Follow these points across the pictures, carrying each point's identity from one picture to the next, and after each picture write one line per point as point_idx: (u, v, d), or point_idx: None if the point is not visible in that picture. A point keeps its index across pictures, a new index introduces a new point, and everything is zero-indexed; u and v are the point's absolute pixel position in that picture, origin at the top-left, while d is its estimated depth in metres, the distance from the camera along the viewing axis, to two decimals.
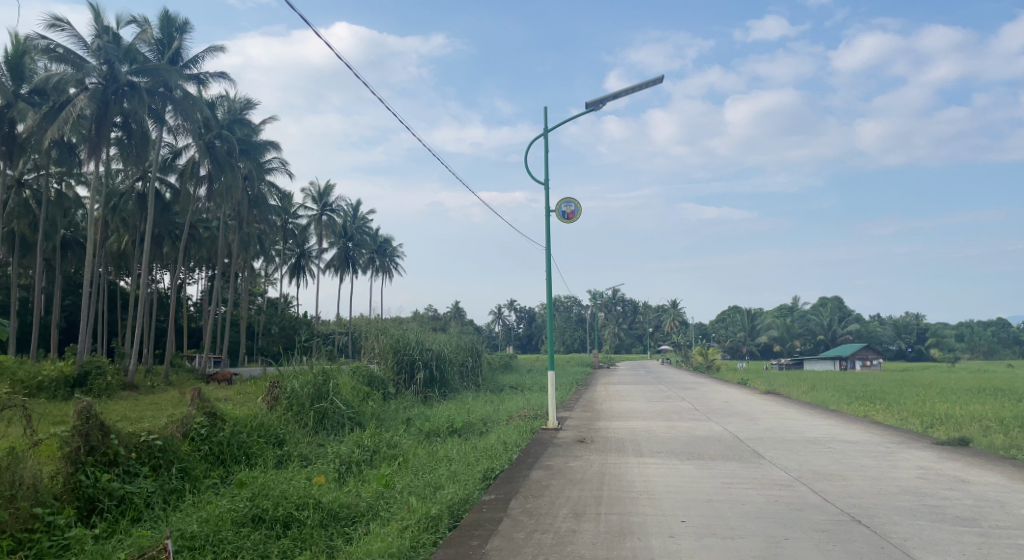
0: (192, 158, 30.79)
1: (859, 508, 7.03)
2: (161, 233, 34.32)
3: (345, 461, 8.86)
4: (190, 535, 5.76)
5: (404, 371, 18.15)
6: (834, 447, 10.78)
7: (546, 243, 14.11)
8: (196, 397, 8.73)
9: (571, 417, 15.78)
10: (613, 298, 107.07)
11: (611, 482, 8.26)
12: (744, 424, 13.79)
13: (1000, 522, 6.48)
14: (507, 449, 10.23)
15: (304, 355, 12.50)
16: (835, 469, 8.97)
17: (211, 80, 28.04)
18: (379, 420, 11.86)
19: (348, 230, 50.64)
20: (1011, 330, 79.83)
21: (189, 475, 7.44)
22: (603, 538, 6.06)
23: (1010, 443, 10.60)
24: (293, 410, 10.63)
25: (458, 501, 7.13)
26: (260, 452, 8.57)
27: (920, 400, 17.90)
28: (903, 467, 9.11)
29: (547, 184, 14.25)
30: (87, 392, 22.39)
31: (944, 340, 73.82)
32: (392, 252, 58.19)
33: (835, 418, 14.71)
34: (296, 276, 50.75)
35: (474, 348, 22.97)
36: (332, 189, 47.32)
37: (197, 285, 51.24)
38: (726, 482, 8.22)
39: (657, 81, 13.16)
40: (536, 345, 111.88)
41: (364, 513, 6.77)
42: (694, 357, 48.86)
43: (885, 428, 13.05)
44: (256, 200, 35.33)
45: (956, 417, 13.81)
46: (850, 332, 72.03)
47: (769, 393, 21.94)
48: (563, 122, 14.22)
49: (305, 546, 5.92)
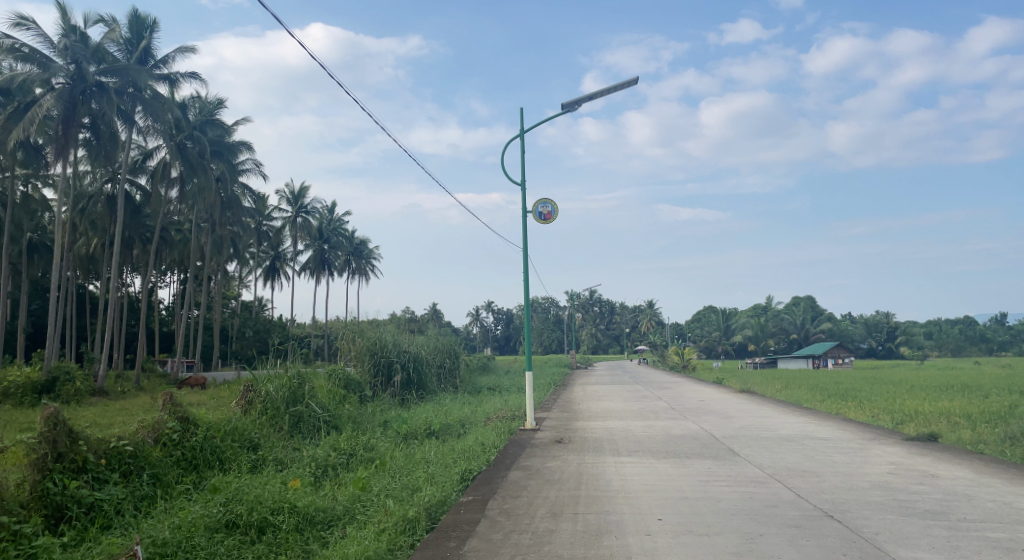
0: (162, 159, 30.23)
1: (832, 504, 7.12)
2: (130, 235, 33.72)
3: (321, 464, 8.80)
4: (162, 542, 5.66)
5: (380, 373, 18.01)
6: (807, 444, 10.94)
7: (523, 244, 14.14)
8: (167, 402, 8.56)
9: (548, 418, 15.82)
10: (590, 299, 107.86)
11: (588, 482, 8.29)
12: (719, 423, 13.94)
13: (967, 515, 6.63)
14: (485, 451, 10.23)
15: (279, 357, 12.39)
16: (807, 466, 9.09)
17: (182, 80, 27.65)
18: (356, 423, 11.77)
19: (323, 232, 50.25)
20: (977, 327, 81.74)
21: (161, 482, 7.32)
22: (581, 537, 6.08)
23: (977, 439, 10.82)
24: (267, 414, 10.53)
25: (436, 503, 7.10)
26: (234, 457, 8.45)
27: (890, 398, 18.17)
28: (874, 463, 9.29)
29: (524, 185, 14.35)
30: (55, 399, 21.93)
31: (913, 338, 75.15)
32: (369, 254, 57.80)
33: (809, 416, 14.90)
34: (270, 279, 50.24)
35: (451, 350, 22.88)
36: (307, 191, 47.14)
37: (169, 288, 50.34)
38: (702, 480, 8.30)
39: (631, 83, 13.36)
40: (514, 346, 112.15)
41: (340, 517, 6.72)
42: (670, 358, 49.27)
43: (856, 425, 13.27)
44: (229, 202, 34.86)
45: (925, 413, 14.10)
46: (822, 330, 73.10)
47: (743, 392, 22.10)
48: (539, 123, 14.31)
49: (280, 551, 5.87)
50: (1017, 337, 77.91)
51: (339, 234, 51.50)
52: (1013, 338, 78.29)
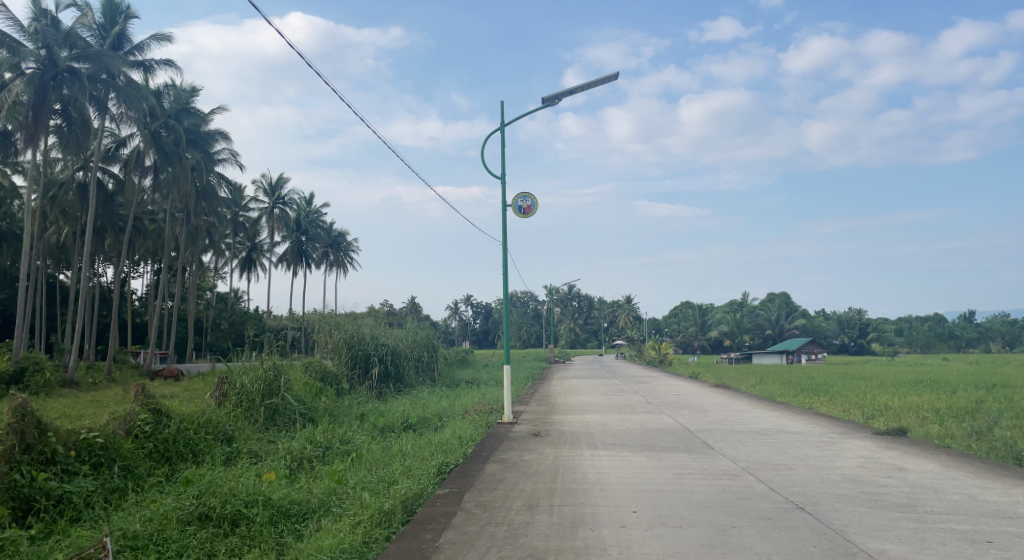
0: (136, 148, 29.67)
1: (802, 496, 7.25)
2: (103, 225, 33.13)
3: (296, 457, 8.74)
4: (132, 535, 5.60)
5: (358, 366, 17.92)
6: (780, 438, 11.11)
7: (502, 237, 14.17)
8: (139, 393, 8.45)
9: (526, 411, 15.86)
10: (569, 293, 108.40)
11: (565, 475, 8.33)
12: (694, 417, 14.09)
13: (935, 508, 6.79)
14: (462, 444, 10.23)
15: (254, 349, 12.29)
16: (779, 459, 9.24)
17: (157, 68, 27.17)
18: (333, 416, 11.70)
19: (301, 224, 49.79)
20: (946, 325, 83.50)
21: (133, 474, 7.22)
22: (556, 529, 6.12)
23: (944, 433, 11.08)
24: (242, 406, 10.40)
25: (412, 496, 7.09)
26: (207, 449, 8.36)
27: (861, 393, 18.53)
28: (844, 456, 9.47)
29: (504, 179, 14.39)
30: (23, 390, 21.50)
31: (884, 335, 76.44)
32: (346, 246, 57.33)
33: (782, 411, 15.12)
34: (246, 270, 49.70)
35: (430, 344, 22.84)
36: (284, 181, 46.76)
37: (142, 279, 49.55)
38: (677, 473, 8.39)
39: (610, 79, 13.43)
40: (492, 340, 112.18)
41: (315, 510, 6.67)
42: (648, 352, 49.69)
43: (827, 419, 13.51)
44: (205, 191, 34.35)
45: (895, 408, 14.42)
46: (796, 326, 74.06)
47: (719, 388, 22.33)
48: (519, 117, 14.32)
49: (253, 544, 5.82)
50: (985, 333, 79.58)
51: (317, 226, 51.04)
52: (981, 334, 79.91)
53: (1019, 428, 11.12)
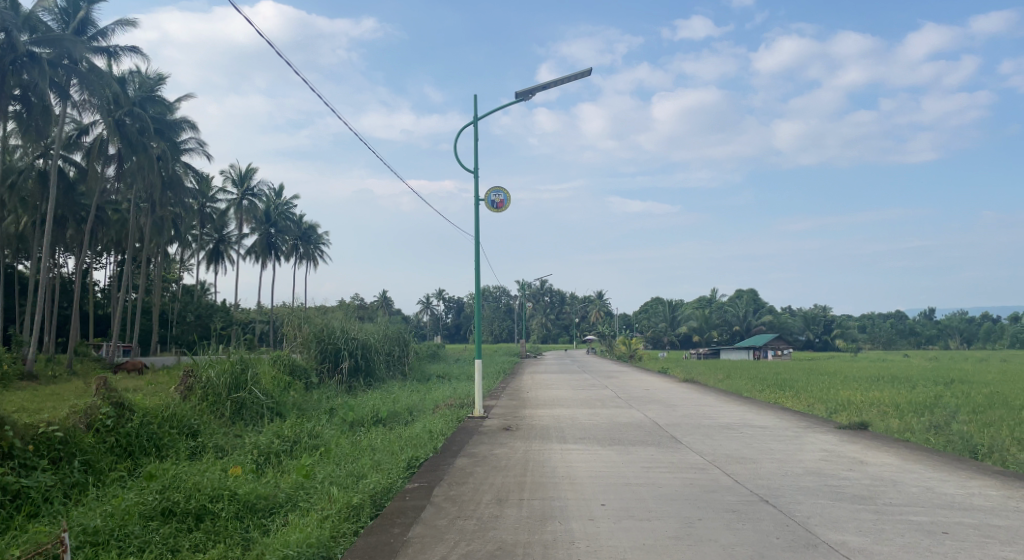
0: (99, 136, 28.95)
1: (767, 488, 7.38)
2: (64, 214, 32.30)
3: (263, 452, 8.62)
4: (93, 531, 5.49)
5: (328, 360, 17.74)
6: (746, 432, 11.29)
7: (474, 232, 14.14)
8: (100, 388, 8.28)
9: (497, 405, 15.89)
10: (541, 289, 108.89)
11: (535, 468, 8.38)
12: (663, 411, 14.24)
13: (894, 500, 6.98)
14: (432, 438, 10.21)
15: (220, 342, 12.06)
16: (745, 453, 9.39)
17: (122, 54, 26.49)
18: (301, 410, 11.58)
19: (270, 215, 49.05)
20: (907, 322, 85.62)
21: (93, 469, 7.06)
22: (525, 523, 6.15)
23: (904, 428, 11.37)
24: (208, 401, 10.22)
25: (381, 490, 7.06)
26: (172, 444, 8.21)
27: (824, 388, 18.88)
28: (808, 450, 9.67)
29: (477, 173, 14.36)
30: None
31: (848, 331, 78.19)
32: (317, 239, 56.63)
33: (749, 405, 15.36)
34: (213, 263, 48.85)
35: (401, 338, 22.75)
36: (253, 173, 46.08)
37: (106, 270, 48.44)
38: (644, 467, 8.49)
39: (583, 75, 13.46)
40: (464, 335, 112.11)
41: (282, 505, 6.60)
42: (618, 347, 50.11)
43: (792, 414, 13.78)
44: (171, 181, 33.64)
45: (857, 403, 14.77)
46: (763, 322, 75.27)
47: (686, 383, 22.59)
48: (493, 110, 14.27)
49: (218, 539, 5.74)
50: (944, 330, 81.82)
51: (287, 218, 50.33)
52: (940, 331, 82.10)
53: (975, 423, 11.47)
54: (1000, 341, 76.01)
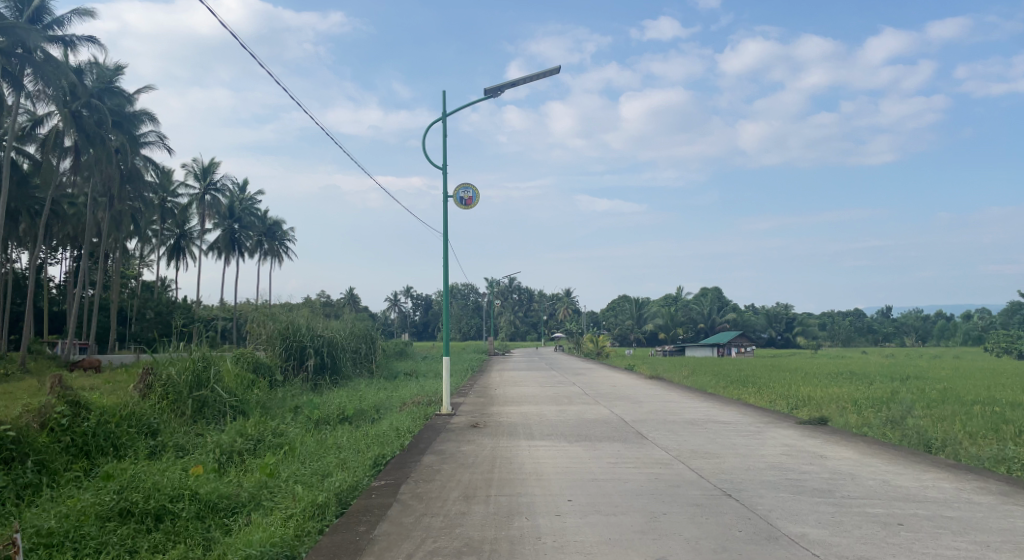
0: (55, 128, 28.12)
1: (730, 483, 7.51)
2: (17, 208, 31.24)
3: (226, 451, 8.47)
4: (47, 532, 5.36)
5: (293, 358, 17.49)
6: (710, 428, 11.48)
7: (443, 229, 14.10)
8: (55, 387, 8.06)
9: (465, 403, 15.93)
10: (510, 286, 109.30)
11: (502, 465, 8.39)
12: (629, 408, 14.38)
13: (852, 493, 7.17)
14: (399, 436, 10.14)
15: (182, 338, 11.77)
16: (708, 448, 9.54)
17: (79, 44, 25.71)
18: (265, 408, 11.43)
19: (234, 211, 48.14)
20: (865, 320, 87.94)
21: (48, 469, 6.86)
22: (492, 519, 6.15)
23: (862, 422, 11.70)
24: (168, 399, 10.00)
25: (347, 488, 6.98)
26: (130, 443, 8.01)
27: (786, 384, 19.33)
28: (770, 445, 9.87)
29: (445, 169, 14.33)
30: None
31: (808, 329, 80.04)
32: (282, 235, 55.76)
33: (713, 402, 15.62)
34: (174, 258, 47.77)
35: (368, 335, 22.59)
36: (216, 167, 45.27)
37: (61, 265, 46.96)
38: (610, 462, 8.57)
39: (551, 73, 13.52)
40: (431, 333, 111.81)
41: (245, 504, 6.49)
42: (586, 345, 50.51)
43: (755, 410, 14.03)
44: (130, 175, 32.78)
45: (817, 399, 15.16)
46: (727, 320, 76.60)
47: (653, 380, 22.88)
48: (461, 107, 14.25)
49: (178, 539, 5.63)
50: (900, 328, 84.25)
51: (251, 214, 49.46)
52: (896, 329, 84.54)
53: (929, 417, 11.83)
54: (953, 338, 78.57)
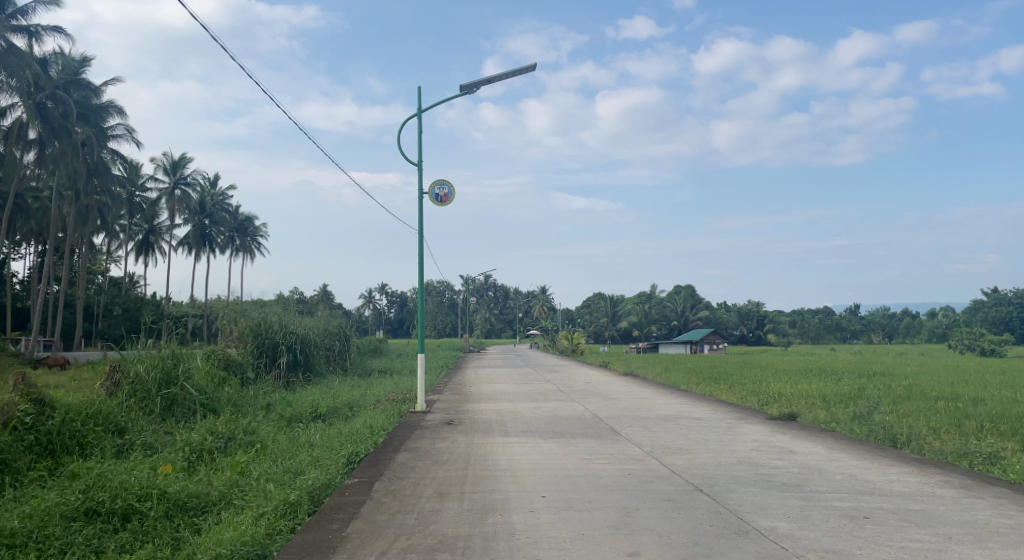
0: (17, 119, 27.40)
1: (701, 478, 7.61)
2: None
3: (195, 449, 8.34)
4: (9, 533, 5.24)
5: (265, 355, 17.29)
6: (682, 424, 11.59)
7: (418, 226, 14.04)
8: (19, 385, 7.86)
9: (439, 400, 15.90)
10: (485, 283, 109.34)
11: (476, 462, 8.39)
12: (602, 404, 14.44)
13: (820, 487, 7.30)
14: (373, 434, 10.08)
15: (150, 335, 11.54)
16: (681, 444, 9.63)
17: (45, 35, 25.12)
18: (237, 406, 11.28)
19: (204, 206, 47.35)
20: (834, 317, 89.59)
21: (10, 469, 6.70)
22: (466, 515, 6.17)
23: (830, 418, 11.90)
24: (136, 396, 9.84)
25: (319, 487, 6.91)
26: (97, 442, 7.84)
27: (757, 381, 19.61)
28: (741, 440, 9.99)
29: (421, 166, 14.24)
30: None
31: (778, 326, 81.27)
32: (254, 231, 54.99)
33: (686, 398, 15.77)
34: (142, 254, 46.87)
35: (341, 332, 22.41)
36: (186, 161, 44.49)
37: (24, 260, 45.77)
38: (585, 458, 8.62)
39: (527, 70, 13.50)
40: (407, 330, 111.44)
41: (215, 503, 6.39)
42: (561, 342, 50.70)
43: (727, 406, 14.21)
44: (96, 167, 32.00)
45: (787, 395, 15.39)
46: (699, 318, 77.42)
47: (626, 376, 23.01)
48: (437, 103, 14.19)
49: (146, 539, 5.53)
50: (868, 325, 85.88)
51: (222, 209, 48.67)
52: (865, 326, 86.11)
53: (894, 413, 12.08)
54: (919, 336, 80.32)
